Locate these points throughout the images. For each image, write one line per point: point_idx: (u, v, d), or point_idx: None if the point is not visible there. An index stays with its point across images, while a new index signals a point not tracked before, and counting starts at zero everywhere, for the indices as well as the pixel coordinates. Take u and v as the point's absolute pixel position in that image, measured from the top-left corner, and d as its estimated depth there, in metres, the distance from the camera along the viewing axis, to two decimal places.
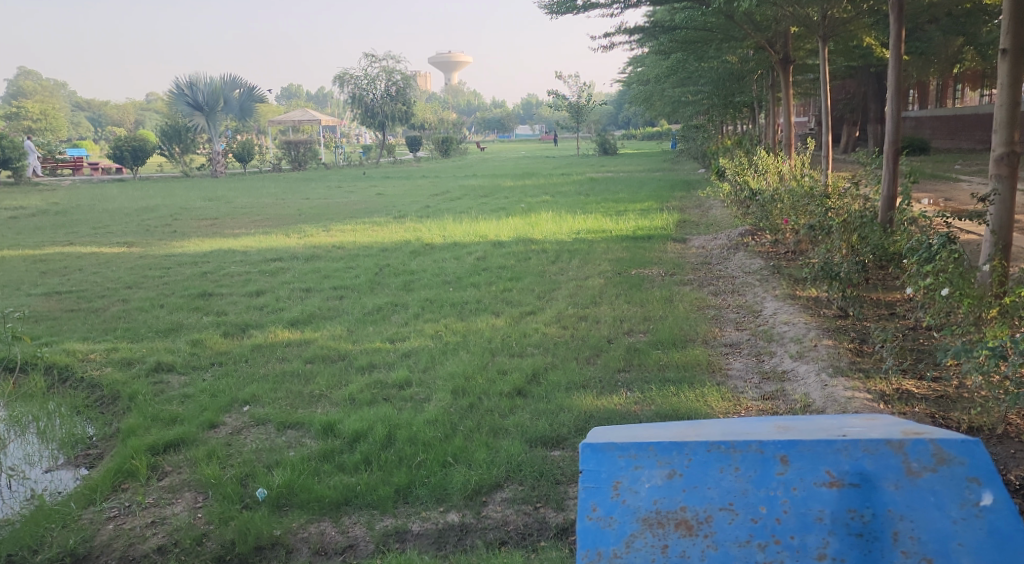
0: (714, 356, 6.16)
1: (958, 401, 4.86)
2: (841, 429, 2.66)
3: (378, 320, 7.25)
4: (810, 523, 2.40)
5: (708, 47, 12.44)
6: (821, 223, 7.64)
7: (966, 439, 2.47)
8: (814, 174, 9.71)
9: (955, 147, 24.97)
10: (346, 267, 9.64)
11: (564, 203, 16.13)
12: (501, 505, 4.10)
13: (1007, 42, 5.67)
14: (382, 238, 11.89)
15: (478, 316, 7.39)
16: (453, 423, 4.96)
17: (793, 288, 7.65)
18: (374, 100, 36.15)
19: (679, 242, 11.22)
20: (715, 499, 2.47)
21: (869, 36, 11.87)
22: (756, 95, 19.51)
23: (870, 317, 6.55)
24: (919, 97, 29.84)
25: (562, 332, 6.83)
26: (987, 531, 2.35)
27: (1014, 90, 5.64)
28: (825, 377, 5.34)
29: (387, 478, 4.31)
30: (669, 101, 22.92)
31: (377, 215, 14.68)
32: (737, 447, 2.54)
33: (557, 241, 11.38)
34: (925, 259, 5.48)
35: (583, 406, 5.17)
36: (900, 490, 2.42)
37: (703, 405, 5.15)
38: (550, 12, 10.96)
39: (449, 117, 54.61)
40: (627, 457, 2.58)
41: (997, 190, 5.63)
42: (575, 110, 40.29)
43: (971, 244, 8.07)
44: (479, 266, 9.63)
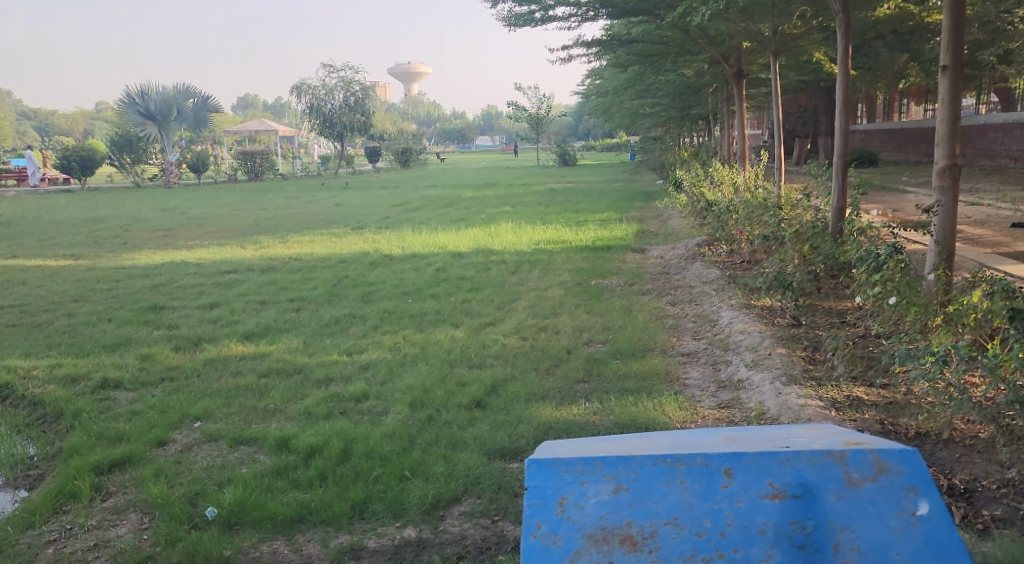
0: (672, 365, 6.22)
1: (906, 407, 4.96)
2: (787, 440, 2.70)
3: (336, 332, 7.18)
4: (753, 536, 2.43)
5: (664, 60, 12.59)
6: (774, 234, 7.79)
7: (904, 449, 2.54)
8: (768, 185, 9.89)
9: (902, 159, 25.60)
10: (303, 278, 9.55)
11: (524, 214, 16.17)
12: (458, 519, 4.08)
13: (946, 59, 5.78)
14: (340, 249, 11.80)
15: (437, 327, 7.36)
16: (411, 436, 4.93)
17: (749, 297, 7.77)
18: (332, 110, 35.88)
19: (637, 252, 11.33)
20: (661, 514, 2.48)
21: (818, 51, 12.12)
22: (712, 108, 19.80)
23: (822, 325, 6.67)
24: (868, 112, 30.58)
25: (521, 343, 6.84)
26: (924, 540, 2.41)
27: (953, 105, 5.77)
28: (779, 385, 5.41)
29: (343, 494, 4.27)
30: (627, 113, 23.15)
31: (336, 226, 14.57)
32: (683, 461, 2.56)
33: (516, 251, 11.41)
34: (874, 268, 5.61)
35: (543, 417, 5.17)
36: (841, 500, 2.46)
37: (661, 414, 5.19)
38: (507, 24, 11.02)
39: (408, 128, 54.41)
40: (573, 472, 2.59)
41: (939, 202, 5.78)
42: (534, 122, 40.51)
43: (917, 253, 8.30)
44: (439, 277, 9.61)
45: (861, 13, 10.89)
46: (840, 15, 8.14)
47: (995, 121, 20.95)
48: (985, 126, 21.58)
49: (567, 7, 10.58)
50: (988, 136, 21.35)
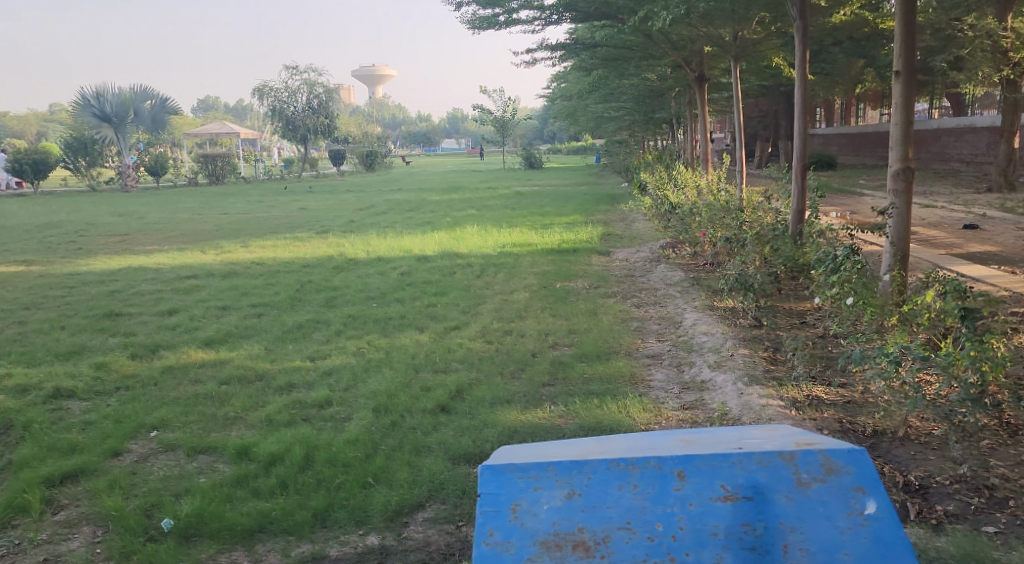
0: (637, 368, 6.25)
1: (864, 406, 5.04)
2: (739, 442, 2.74)
3: (299, 338, 7.12)
4: (705, 539, 2.45)
5: (628, 65, 12.68)
6: (736, 236, 7.87)
7: (852, 448, 2.59)
8: (730, 188, 10.00)
9: (860, 163, 26.06)
10: (265, 283, 9.45)
11: (490, 217, 16.16)
12: (423, 525, 4.07)
13: (899, 64, 5.90)
14: (304, 253, 11.70)
15: (402, 332, 7.32)
16: (374, 442, 4.90)
17: (711, 299, 7.85)
18: (295, 112, 35.54)
19: (603, 255, 11.38)
20: (614, 518, 2.50)
21: (778, 56, 12.31)
22: (676, 112, 19.97)
23: (783, 326, 6.76)
24: (827, 116, 31.08)
25: (487, 347, 6.83)
26: (871, 539, 2.45)
27: (907, 109, 5.88)
28: (741, 386, 5.47)
29: (304, 502, 4.23)
30: (592, 116, 23.24)
31: (299, 230, 14.44)
32: (636, 465, 2.59)
33: (482, 255, 11.39)
34: (832, 270, 5.70)
35: (508, 421, 5.17)
36: (791, 502, 2.49)
37: (625, 417, 5.21)
38: (472, 27, 11.02)
39: (373, 130, 54.08)
40: (527, 478, 2.60)
41: (893, 205, 5.90)
42: (500, 125, 40.53)
43: (874, 254, 8.45)
44: (404, 280, 9.58)
45: (818, 19, 11.09)
46: (798, 21, 8.27)
47: (947, 126, 21.41)
48: (937, 131, 22.04)
49: (531, 11, 10.64)
50: (940, 140, 21.81)
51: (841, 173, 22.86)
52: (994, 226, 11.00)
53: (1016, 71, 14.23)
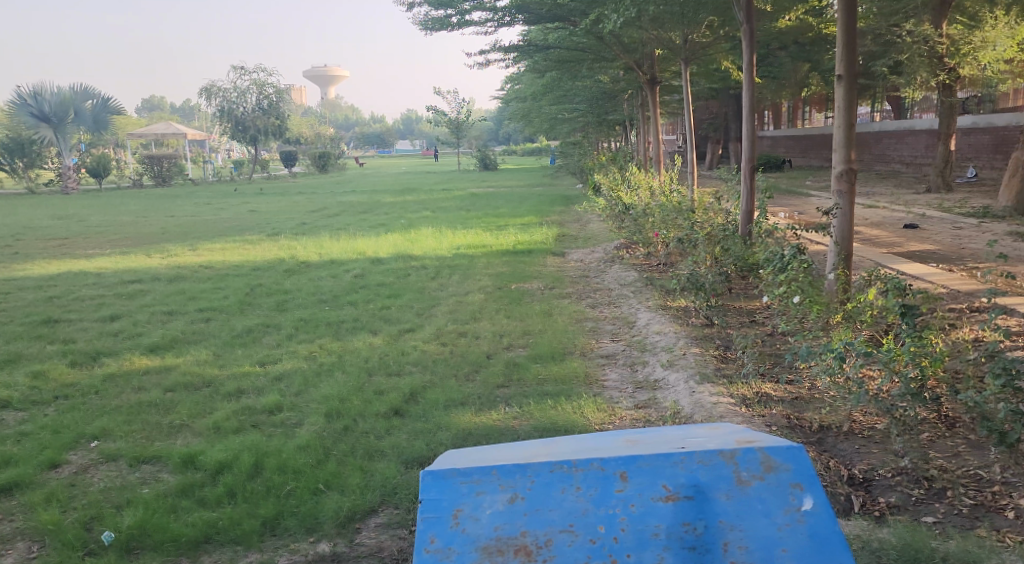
0: (591, 368, 6.28)
1: (811, 402, 5.12)
2: (683, 441, 2.77)
3: (248, 342, 7.00)
4: (646, 540, 2.46)
5: (580, 67, 12.72)
6: (687, 237, 7.95)
7: (790, 446, 2.64)
8: (681, 189, 10.09)
9: (807, 164, 26.58)
10: (214, 287, 9.28)
11: (444, 218, 16.11)
12: (375, 531, 4.03)
13: (840, 68, 6.02)
14: (254, 257, 11.51)
15: (355, 335, 7.25)
16: (326, 448, 4.84)
17: (664, 299, 7.92)
18: (244, 113, 34.99)
19: (557, 256, 11.41)
20: (557, 521, 2.51)
21: (727, 60, 12.48)
22: (628, 114, 20.14)
23: (733, 324, 6.85)
24: (775, 118, 31.65)
25: (441, 349, 6.80)
26: (808, 536, 2.48)
27: (849, 112, 6.01)
28: (693, 384, 5.52)
29: (253, 510, 4.16)
30: (545, 118, 23.31)
31: (249, 233, 14.21)
32: (579, 467, 2.61)
33: (436, 257, 11.34)
34: (779, 269, 5.79)
35: (462, 424, 5.14)
36: (731, 500, 2.53)
37: (580, 417, 5.23)
38: (424, 29, 10.97)
39: (325, 131, 53.48)
40: (469, 483, 2.60)
41: (837, 205, 6.02)
42: (454, 127, 40.41)
43: (819, 253, 8.62)
44: (358, 283, 9.49)
45: (765, 23, 11.26)
46: (745, 25, 8.38)
47: (887, 128, 21.95)
48: (879, 133, 22.58)
49: (484, 12, 10.63)
50: (882, 142, 22.35)
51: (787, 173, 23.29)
52: (932, 226, 11.30)
53: (951, 76, 14.68)
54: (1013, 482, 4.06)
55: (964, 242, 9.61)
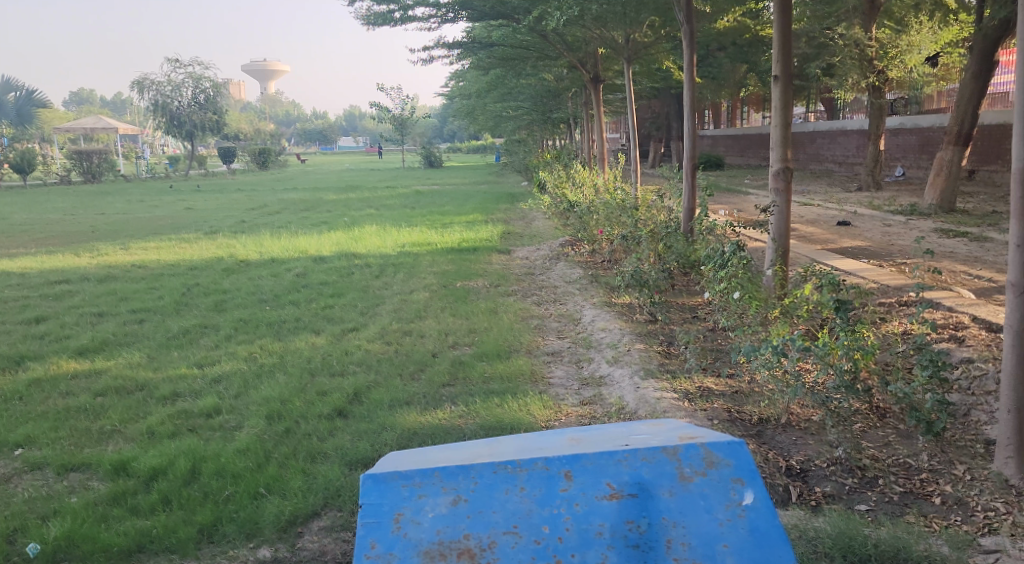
0: (536, 365, 6.26)
1: (750, 396, 5.19)
2: (627, 438, 2.76)
3: (184, 344, 6.80)
4: (590, 539, 2.45)
5: (524, 65, 12.71)
6: (631, 235, 8.01)
7: (731, 441, 2.64)
8: (625, 186, 10.15)
9: (745, 163, 27.09)
10: (147, 287, 8.99)
11: (389, 216, 15.96)
12: (318, 534, 3.94)
13: (775, 69, 6.09)
14: (190, 255, 11.23)
15: (296, 335, 7.10)
16: (266, 451, 4.72)
17: (609, 296, 7.95)
18: (179, 107, 34.08)
19: (503, 253, 11.38)
20: (500, 523, 2.48)
21: (668, 59, 12.61)
22: (572, 112, 20.24)
23: (676, 320, 6.91)
24: (715, 118, 32.18)
25: (385, 348, 6.71)
26: (748, 530, 2.49)
27: (785, 112, 6.12)
28: (637, 380, 5.55)
29: (189, 517, 4.03)
30: (490, 115, 23.29)
31: (185, 231, 13.84)
32: (523, 467, 2.58)
33: (380, 255, 11.20)
34: (720, 266, 5.85)
35: (406, 424, 5.07)
36: (674, 497, 2.52)
37: (526, 414, 5.19)
38: (366, 24, 10.82)
39: (265, 127, 52.54)
40: (411, 487, 2.56)
41: (775, 203, 6.13)
42: (398, 124, 40.04)
43: (758, 250, 8.77)
44: (299, 282, 9.33)
45: (705, 24, 11.41)
46: (685, 26, 8.47)
47: (821, 128, 22.50)
48: (813, 133, 23.13)
49: (427, 8, 10.54)
50: (816, 142, 22.90)
51: (726, 172, 23.64)
52: (863, 223, 11.60)
53: (880, 78, 15.13)
54: (941, 469, 4.18)
55: (893, 239, 9.89)
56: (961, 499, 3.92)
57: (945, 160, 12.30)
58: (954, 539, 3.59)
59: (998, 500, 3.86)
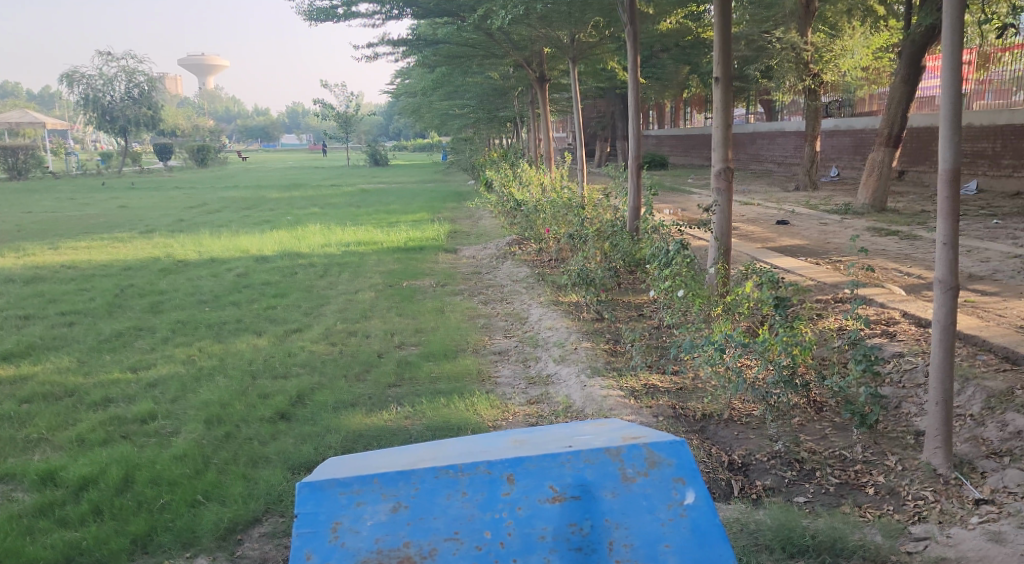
0: (484, 365, 6.21)
1: (694, 392, 5.22)
2: (571, 439, 2.73)
3: (118, 348, 6.57)
4: (533, 543, 2.43)
5: (470, 63, 12.61)
6: (577, 233, 8.01)
7: (674, 439, 2.62)
8: (570, 185, 10.16)
9: (689, 163, 27.46)
10: (78, 289, 8.68)
11: (333, 215, 15.73)
12: (258, 541, 3.83)
13: (716, 70, 6.12)
14: (124, 255, 10.88)
15: (237, 337, 6.92)
16: (205, 457, 4.57)
17: (555, 295, 7.94)
18: (112, 102, 33.10)
19: (449, 252, 11.32)
20: (441, 530, 2.44)
21: (613, 59, 12.68)
22: (518, 111, 20.24)
23: (622, 318, 6.93)
24: (659, 118, 32.58)
25: (330, 349, 6.58)
26: (690, 529, 2.48)
27: (726, 113, 6.17)
28: (584, 378, 5.54)
29: (122, 527, 3.88)
30: (436, 113, 23.15)
31: (119, 230, 13.42)
32: (465, 471, 2.53)
33: (325, 254, 11.03)
34: (664, 264, 5.86)
35: (352, 426, 4.97)
36: (616, 498, 2.50)
37: (473, 414, 5.14)
38: (308, 19, 10.62)
39: (204, 124, 51.31)
40: (349, 494, 2.49)
41: (717, 202, 6.18)
42: (342, 121, 39.54)
43: (701, 250, 8.86)
44: (241, 282, 9.11)
45: (648, 25, 11.50)
46: (629, 27, 8.51)
47: (761, 129, 22.93)
48: (753, 134, 23.58)
49: (371, 4, 10.41)
50: (756, 143, 23.34)
51: (670, 172, 23.91)
52: (801, 222, 11.83)
53: (816, 81, 15.46)
54: (874, 461, 4.26)
55: (830, 237, 10.10)
56: (893, 490, 4.00)
57: (877, 160, 12.60)
58: (887, 528, 3.63)
59: (927, 489, 3.95)
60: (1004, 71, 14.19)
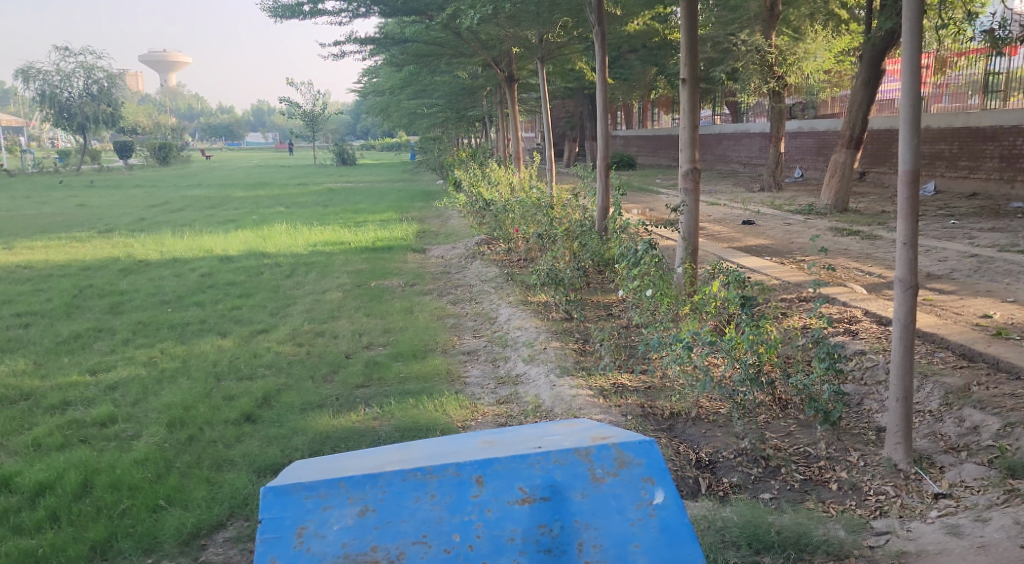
0: (453, 365, 6.16)
1: (662, 391, 5.22)
2: (540, 440, 2.70)
3: (76, 350, 6.41)
4: (502, 545, 2.40)
5: (438, 61, 12.53)
6: (546, 233, 7.99)
7: (643, 439, 2.59)
8: (539, 185, 10.15)
9: (656, 163, 27.64)
10: (35, 290, 8.47)
11: (299, 214, 15.57)
12: (223, 546, 3.75)
13: (683, 72, 6.09)
14: (83, 255, 10.65)
15: (201, 338, 6.80)
16: (167, 461, 4.47)
17: (524, 294, 7.91)
18: (70, 98, 32.44)
19: (418, 252, 11.24)
20: (409, 533, 2.40)
21: (581, 60, 12.69)
22: (486, 110, 20.18)
23: (591, 318, 6.92)
24: (627, 118, 32.76)
25: (297, 349, 6.49)
26: (659, 529, 2.46)
27: (693, 114, 6.20)
28: (553, 378, 5.51)
29: (80, 534, 3.77)
30: (404, 113, 23.04)
31: (78, 229, 13.14)
32: (433, 473, 2.49)
33: (291, 254, 10.90)
34: (633, 263, 5.86)
35: (319, 427, 4.89)
36: (586, 498, 2.47)
37: (441, 415, 5.09)
38: (274, 16, 10.48)
39: (166, 122, 50.54)
40: (315, 498, 2.44)
41: (684, 202, 6.20)
42: (309, 120, 39.18)
43: (669, 250, 8.89)
44: (205, 282, 8.96)
45: (616, 26, 11.52)
46: (597, 27, 8.50)
47: (727, 130, 23.14)
48: (719, 135, 23.78)
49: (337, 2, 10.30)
50: (722, 144, 23.54)
51: (638, 172, 24.03)
52: (767, 221, 11.93)
53: (780, 83, 15.62)
54: (837, 457, 4.29)
55: (795, 237, 10.20)
56: (856, 485, 4.02)
57: (840, 161, 12.76)
58: (850, 523, 3.65)
59: (889, 484, 3.98)
60: (962, 74, 14.41)
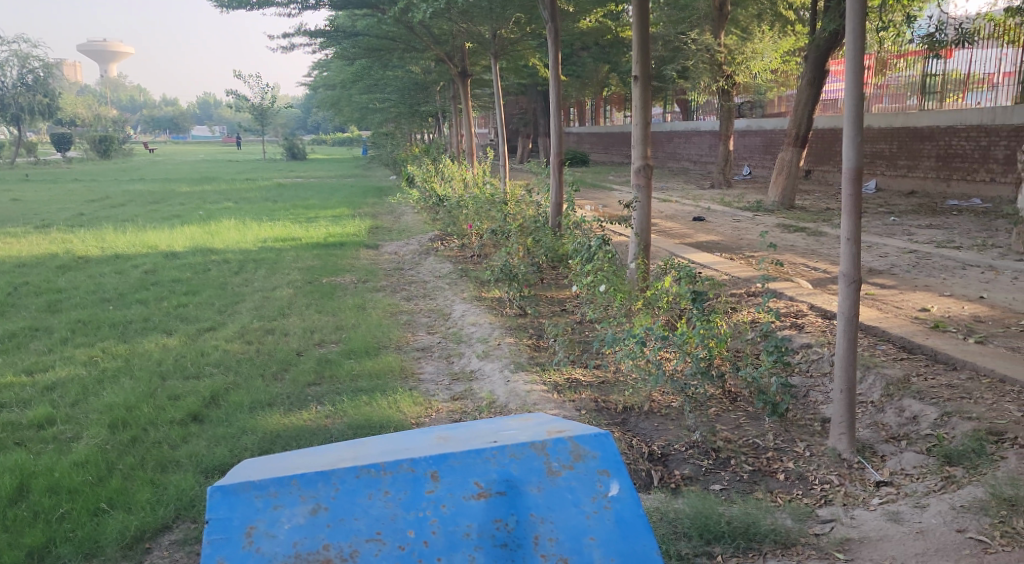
0: (406, 362, 6.07)
1: (615, 385, 5.21)
2: (496, 434, 2.64)
3: (12, 350, 6.17)
4: (456, 541, 2.36)
5: (390, 56, 12.39)
6: (500, 229, 7.93)
7: (599, 432, 2.54)
8: (493, 181, 10.10)
9: (609, 160, 27.79)
10: None
11: (248, 210, 15.27)
12: (168, 549, 3.62)
13: (636, 69, 6.09)
14: (19, 251, 10.28)
15: (145, 336, 6.60)
16: (108, 463, 4.31)
17: (478, 290, 7.86)
18: (4, 88, 31.33)
19: (370, 248, 11.10)
20: (362, 530, 2.34)
21: (533, 56, 12.67)
22: (439, 105, 20.04)
23: (545, 314, 6.90)
24: (580, 116, 32.89)
25: (246, 347, 6.33)
26: (614, 522, 2.43)
27: (646, 111, 6.20)
28: (508, 374, 5.47)
29: (15, 539, 3.61)
30: (355, 107, 22.76)
31: (14, 225, 12.67)
32: (387, 469, 2.41)
33: (239, 250, 10.66)
34: (586, 259, 5.83)
35: (269, 426, 4.77)
36: (542, 492, 2.43)
37: (395, 412, 5.00)
38: (220, 6, 10.22)
39: (108, 114, 49.19)
40: (265, 497, 2.35)
41: (637, 199, 6.20)
42: (258, 114, 38.50)
43: (622, 245, 8.91)
44: (149, 279, 8.71)
45: (568, 23, 11.51)
46: (551, 24, 8.46)
47: (678, 128, 23.36)
48: (670, 133, 24.01)
49: None
50: (673, 142, 23.76)
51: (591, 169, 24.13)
52: (717, 218, 12.06)
53: (729, 81, 15.79)
54: (784, 448, 4.33)
55: (744, 234, 10.31)
56: (803, 475, 4.06)
57: (786, 159, 12.96)
58: (796, 511, 3.67)
59: (833, 473, 4.02)
60: (902, 75, 14.68)
